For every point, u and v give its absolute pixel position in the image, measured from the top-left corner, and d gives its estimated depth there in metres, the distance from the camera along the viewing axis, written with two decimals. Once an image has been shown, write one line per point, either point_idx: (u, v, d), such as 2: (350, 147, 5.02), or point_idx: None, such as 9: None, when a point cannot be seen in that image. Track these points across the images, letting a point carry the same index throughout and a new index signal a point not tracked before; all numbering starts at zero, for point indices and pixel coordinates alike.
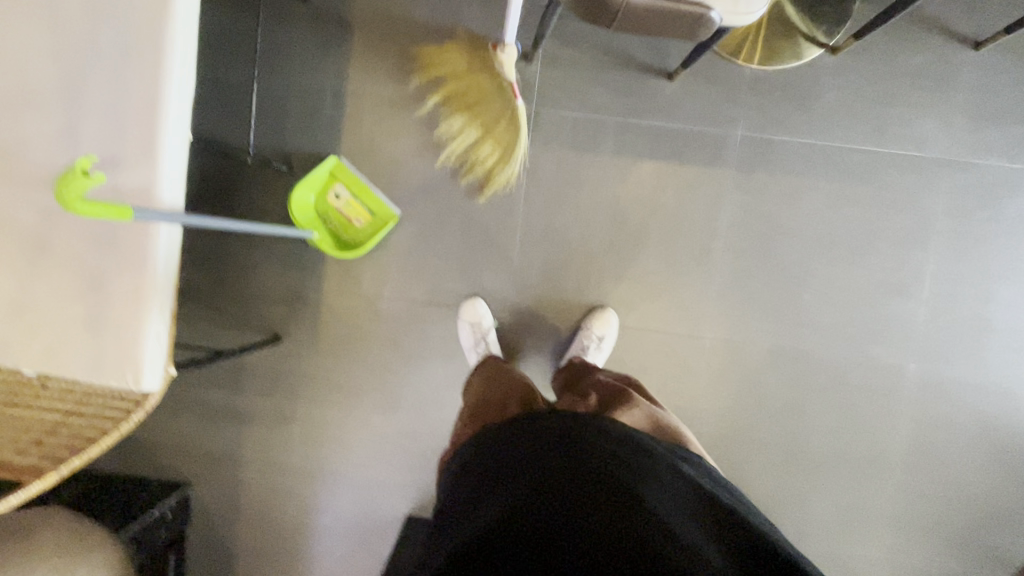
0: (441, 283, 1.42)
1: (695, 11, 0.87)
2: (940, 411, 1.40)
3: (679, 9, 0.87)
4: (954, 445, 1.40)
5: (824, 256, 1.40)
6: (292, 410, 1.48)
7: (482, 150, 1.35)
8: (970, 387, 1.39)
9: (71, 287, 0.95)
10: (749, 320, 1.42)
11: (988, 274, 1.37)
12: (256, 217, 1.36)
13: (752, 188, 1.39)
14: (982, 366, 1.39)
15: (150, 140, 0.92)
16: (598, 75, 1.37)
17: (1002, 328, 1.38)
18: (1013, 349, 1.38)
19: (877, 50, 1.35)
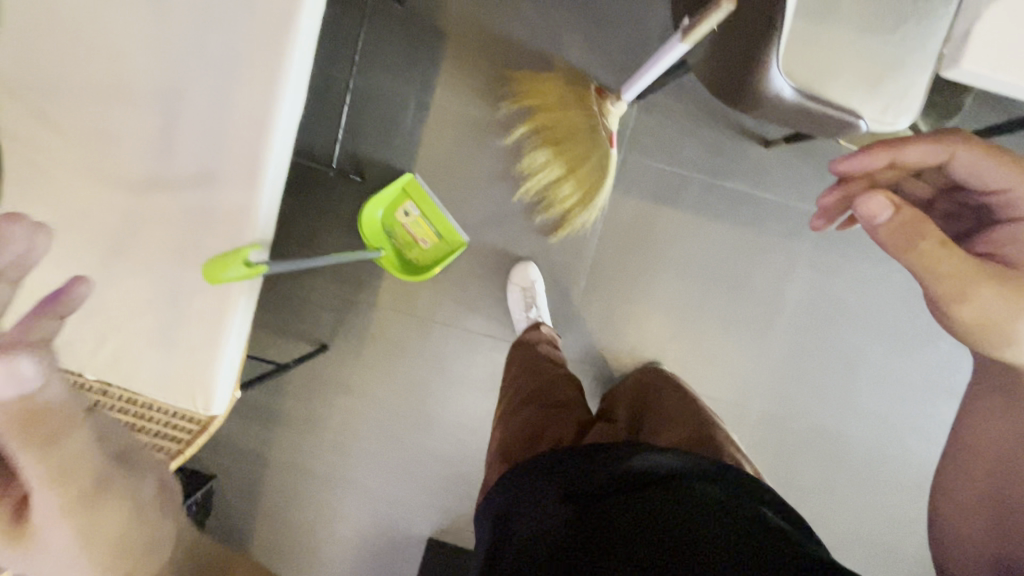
0: (497, 316, 1.38)
1: (848, 117, 0.83)
2: None
3: (836, 112, 0.82)
4: None
5: (885, 345, 1.37)
6: (319, 421, 1.41)
7: (563, 189, 1.29)
8: None
9: (144, 299, 0.89)
10: (799, 398, 1.38)
11: None
12: (321, 222, 1.31)
13: (826, 266, 1.35)
14: None
15: (251, 160, 0.86)
16: (692, 127, 1.31)
17: None
18: None
19: None
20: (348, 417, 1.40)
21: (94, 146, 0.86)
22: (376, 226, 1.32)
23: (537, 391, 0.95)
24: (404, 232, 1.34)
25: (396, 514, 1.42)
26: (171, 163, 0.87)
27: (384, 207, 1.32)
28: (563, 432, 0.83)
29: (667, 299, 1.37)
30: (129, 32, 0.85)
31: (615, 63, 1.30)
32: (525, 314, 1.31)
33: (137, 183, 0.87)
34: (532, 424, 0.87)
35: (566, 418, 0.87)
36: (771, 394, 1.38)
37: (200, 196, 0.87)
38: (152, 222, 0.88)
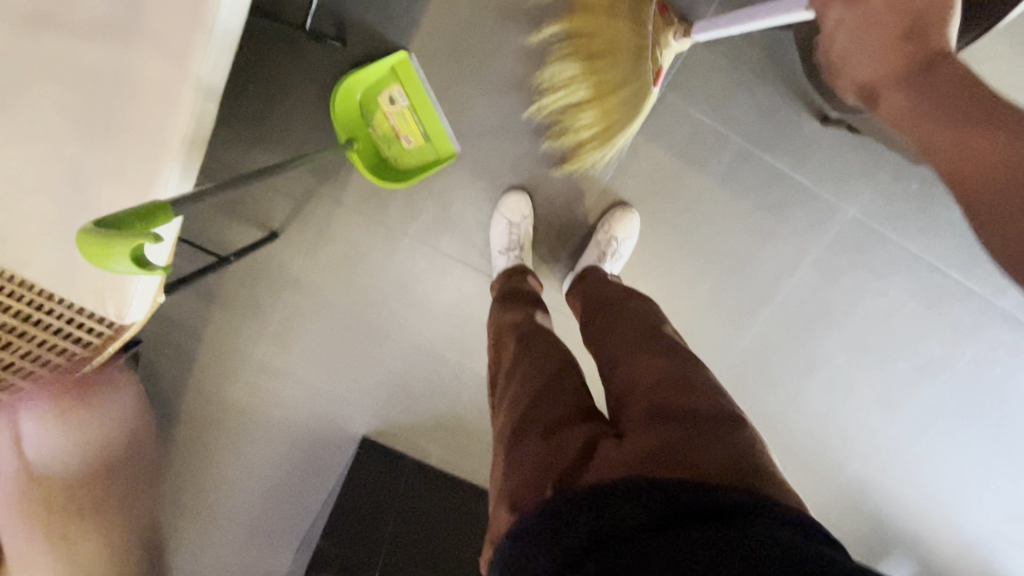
0: (476, 240, 1.24)
1: None
2: (880, 526, 1.42)
3: None
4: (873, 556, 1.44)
5: (853, 357, 1.33)
6: (259, 308, 1.28)
7: (585, 122, 1.08)
8: (914, 516, 1.41)
9: (37, 171, 0.68)
10: (758, 386, 1.35)
11: (987, 431, 1.37)
12: (287, 88, 1.07)
13: (830, 266, 1.26)
14: (933, 501, 1.40)
15: (188, 17, 0.64)
16: (747, 83, 1.15)
17: (968, 477, 1.39)
18: (969, 499, 1.40)
19: None
20: (292, 314, 1.29)
21: None
22: (354, 112, 1.10)
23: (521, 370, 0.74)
24: (385, 126, 1.11)
25: (324, 413, 1.35)
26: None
27: (368, 88, 1.08)
28: (568, 446, 0.60)
29: (660, 263, 1.26)
30: None
31: None
32: (505, 253, 1.15)
33: (23, 14, 0.63)
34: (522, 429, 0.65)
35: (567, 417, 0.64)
36: (732, 380, 1.34)
37: (111, 53, 0.64)
38: (43, 75, 0.65)
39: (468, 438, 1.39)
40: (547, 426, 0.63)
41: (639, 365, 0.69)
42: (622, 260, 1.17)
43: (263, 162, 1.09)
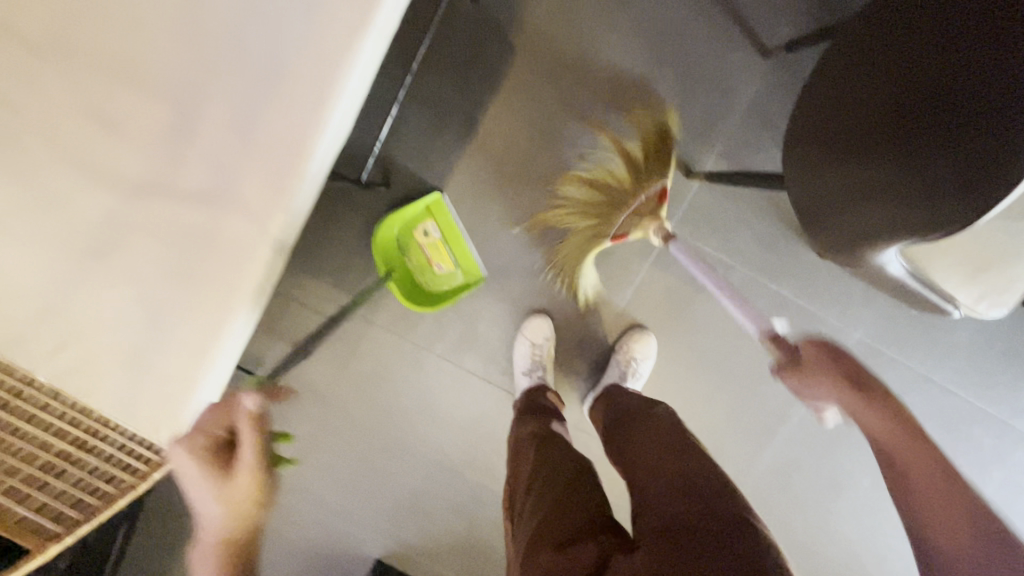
0: (498, 359, 1.29)
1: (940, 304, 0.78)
2: None
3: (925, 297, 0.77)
4: None
5: (876, 479, 1.32)
6: (284, 422, 1.31)
7: (562, 241, 1.20)
8: None
9: (122, 311, 0.77)
10: (781, 508, 1.32)
11: None
12: (335, 223, 1.20)
13: (841, 387, 1.30)
14: None
15: (272, 190, 0.73)
16: (753, 218, 1.23)
17: None
18: None
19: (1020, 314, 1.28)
20: (317, 428, 1.31)
21: (92, 130, 0.72)
22: (391, 243, 1.20)
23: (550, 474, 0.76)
24: (418, 254, 1.22)
25: (339, 533, 1.32)
26: (179, 169, 0.73)
27: (405, 223, 1.20)
28: (584, 560, 0.62)
29: (675, 382, 1.29)
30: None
31: (691, 129, 1.17)
32: (526, 373, 1.20)
33: (133, 182, 0.73)
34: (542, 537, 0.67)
35: (587, 528, 0.66)
36: (756, 501, 1.32)
37: (202, 215, 0.74)
38: (143, 231, 0.74)
39: (485, 562, 1.34)
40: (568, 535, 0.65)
41: (664, 473, 0.71)
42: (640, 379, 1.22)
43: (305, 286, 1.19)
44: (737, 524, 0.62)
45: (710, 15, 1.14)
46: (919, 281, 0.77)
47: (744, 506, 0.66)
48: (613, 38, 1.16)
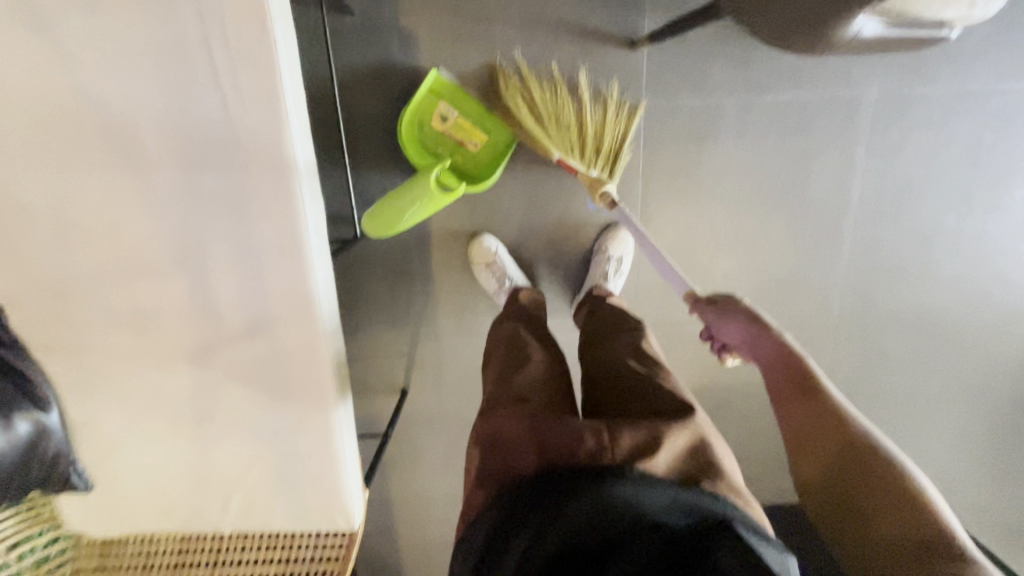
0: (560, 301, 1.34)
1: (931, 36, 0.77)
2: None
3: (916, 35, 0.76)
4: None
5: (959, 211, 1.29)
6: (422, 453, 1.43)
7: (526, 99, 1.10)
8: None
9: (254, 450, 0.87)
10: (878, 287, 1.34)
11: None
12: (363, 276, 1.28)
13: (885, 152, 1.24)
14: None
15: (301, 293, 0.79)
16: (716, 48, 1.16)
17: None
18: None
19: None
20: (450, 445, 1.42)
21: (139, 330, 0.80)
22: (419, 143, 1.15)
23: (543, 374, 0.90)
24: (452, 142, 1.16)
25: None
26: (219, 322, 0.80)
27: (415, 116, 1.13)
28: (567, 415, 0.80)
29: (726, 236, 1.29)
30: (118, 201, 0.74)
31: (609, 5, 1.12)
32: (500, 289, 1.22)
33: (195, 351, 0.82)
34: (495, 487, 0.73)
35: (636, 423, 0.75)
36: (855, 297, 1.34)
37: (261, 346, 0.81)
38: (227, 382, 0.83)
39: None
40: (634, 446, 0.72)
41: (628, 351, 0.93)
42: (621, 276, 1.26)
43: (381, 329, 1.32)
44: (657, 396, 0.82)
45: None
46: (900, 25, 0.74)
47: (680, 388, 0.85)
48: None
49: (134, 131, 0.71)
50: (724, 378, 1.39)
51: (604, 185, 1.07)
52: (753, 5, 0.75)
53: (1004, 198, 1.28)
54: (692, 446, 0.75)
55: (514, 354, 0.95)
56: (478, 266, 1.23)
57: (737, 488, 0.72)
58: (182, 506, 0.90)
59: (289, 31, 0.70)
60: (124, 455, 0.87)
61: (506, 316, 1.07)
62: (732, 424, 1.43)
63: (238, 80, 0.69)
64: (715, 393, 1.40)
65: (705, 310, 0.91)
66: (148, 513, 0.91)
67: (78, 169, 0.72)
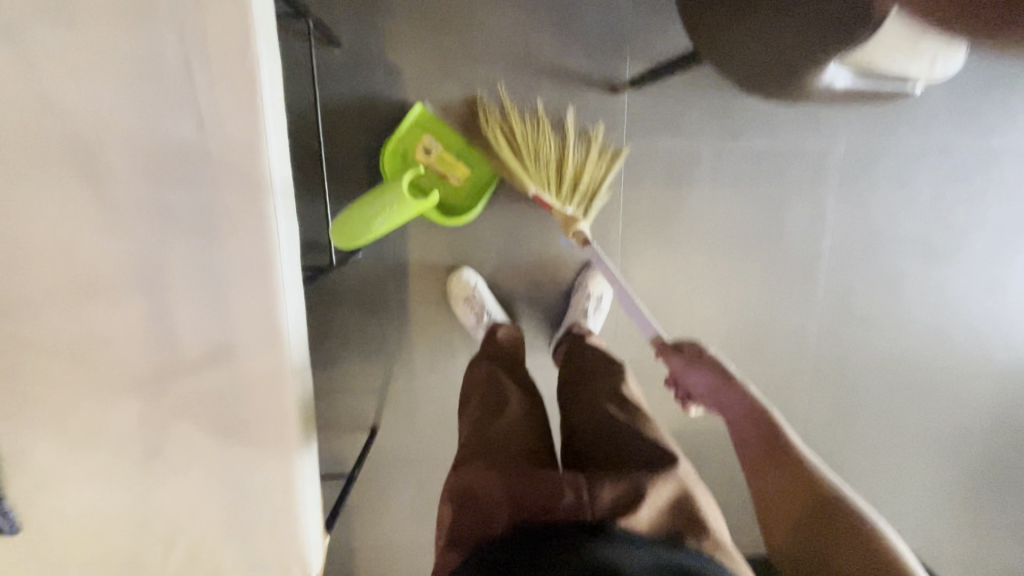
0: (538, 338, 1.32)
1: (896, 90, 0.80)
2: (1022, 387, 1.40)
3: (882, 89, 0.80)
4: None
5: (926, 260, 1.33)
6: (389, 496, 1.35)
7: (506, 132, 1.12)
8: None
9: (205, 490, 0.81)
10: (851, 333, 1.35)
11: None
12: (337, 306, 1.24)
13: (854, 201, 1.29)
14: None
15: (267, 320, 0.75)
16: (694, 97, 1.21)
17: None
18: None
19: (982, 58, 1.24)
20: (420, 488, 1.35)
21: (88, 354, 0.75)
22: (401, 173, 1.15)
23: (520, 416, 0.86)
24: (434, 174, 1.16)
25: None
26: (178, 347, 0.75)
27: (399, 146, 1.13)
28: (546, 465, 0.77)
29: (705, 278, 1.29)
30: (77, 215, 0.70)
31: (592, 50, 1.16)
32: (478, 323, 1.20)
33: (148, 378, 0.76)
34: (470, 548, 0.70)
35: (618, 476, 0.72)
36: (830, 342, 1.35)
37: (220, 374, 0.77)
38: (181, 413, 0.78)
39: None
40: (615, 501, 0.69)
41: (607, 393, 0.91)
42: (600, 315, 1.25)
43: (353, 362, 1.27)
44: (639, 444, 0.80)
45: None
46: (869, 77, 0.78)
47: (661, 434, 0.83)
48: (488, 4, 1.12)
49: (102, 145, 0.68)
50: (704, 421, 1.36)
51: (577, 222, 1.06)
52: (728, 54, 0.77)
53: (967, 249, 1.33)
54: (675, 499, 0.73)
55: (491, 393, 0.91)
56: (457, 300, 1.21)
57: (725, 548, 0.70)
58: (119, 553, 0.82)
59: (274, 55, 0.70)
60: (57, 493, 0.79)
61: (483, 354, 1.04)
62: (712, 469, 1.39)
63: (216, 97, 0.67)
64: (695, 437, 1.37)
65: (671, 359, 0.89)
66: (80, 561, 0.82)
67: (38, 181, 0.69)
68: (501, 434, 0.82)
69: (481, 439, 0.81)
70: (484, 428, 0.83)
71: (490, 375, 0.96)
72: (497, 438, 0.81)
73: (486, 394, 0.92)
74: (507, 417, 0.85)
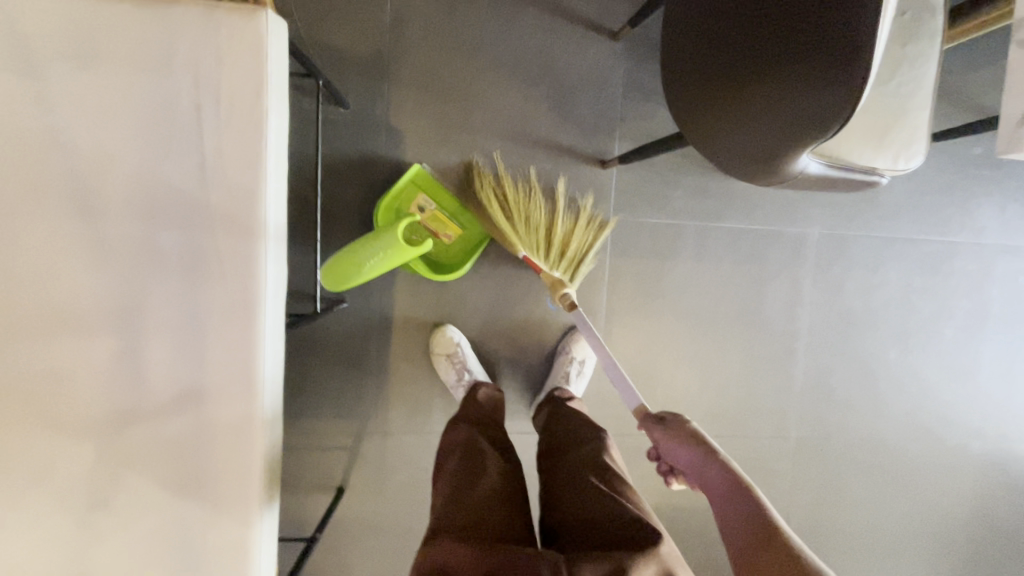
0: (519, 401, 1.29)
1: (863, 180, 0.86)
2: (998, 476, 1.40)
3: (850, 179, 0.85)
4: (1012, 510, 1.41)
5: (899, 344, 1.37)
6: (350, 567, 1.25)
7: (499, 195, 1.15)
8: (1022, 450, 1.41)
9: (150, 549, 0.74)
10: (830, 413, 1.36)
11: None
12: (316, 357, 1.22)
13: (829, 283, 1.34)
14: None
15: (244, 365, 0.73)
16: (677, 176, 1.28)
17: None
18: None
19: (939, 159, 1.35)
20: (385, 559, 1.26)
21: (46, 392, 0.71)
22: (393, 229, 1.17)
23: (497, 483, 0.83)
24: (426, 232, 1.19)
25: None
26: (145, 388, 0.72)
27: (393, 204, 1.16)
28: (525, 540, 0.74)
29: (687, 349, 1.31)
30: (62, 247, 0.69)
31: (584, 128, 1.24)
32: (459, 382, 1.18)
33: (107, 420, 0.72)
34: None
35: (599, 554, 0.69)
36: (810, 421, 1.35)
37: (185, 420, 0.73)
38: (136, 461, 0.73)
39: None
40: None
41: (588, 463, 0.88)
42: (583, 380, 1.24)
43: (326, 416, 1.23)
44: (620, 518, 0.77)
45: (562, 26, 1.22)
46: (838, 167, 0.83)
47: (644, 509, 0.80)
48: (488, 80, 1.20)
49: (99, 181, 0.69)
50: (687, 499, 1.32)
51: (564, 287, 1.08)
52: (710, 133, 0.84)
53: (937, 335, 1.38)
54: None
55: (467, 456, 0.88)
56: (438, 357, 1.19)
57: None
58: None
59: (282, 109, 0.73)
60: None
61: (462, 415, 1.01)
62: (693, 551, 1.33)
63: (222, 143, 0.70)
64: (676, 515, 1.32)
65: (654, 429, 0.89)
66: None
67: (26, 211, 0.68)
68: (477, 503, 0.78)
69: (456, 507, 0.77)
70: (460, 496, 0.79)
71: (468, 437, 0.93)
72: (473, 508, 0.77)
73: (463, 457, 0.88)
74: (484, 484, 0.81)
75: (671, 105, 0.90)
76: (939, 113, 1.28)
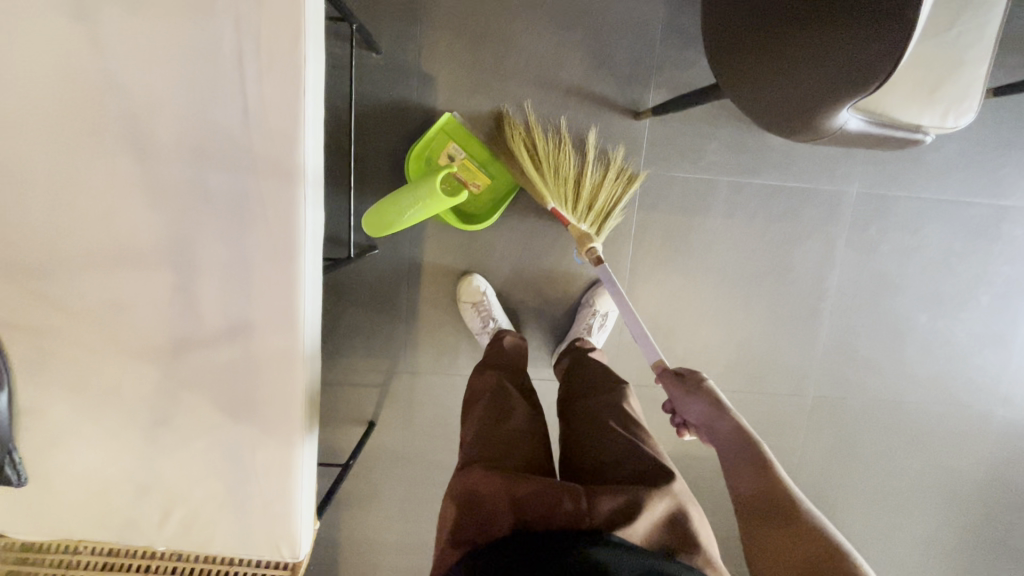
0: (541, 349, 1.34)
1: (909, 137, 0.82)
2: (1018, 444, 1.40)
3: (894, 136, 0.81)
4: None
5: (931, 309, 1.34)
6: (379, 493, 1.36)
7: (528, 145, 1.15)
8: None
9: (206, 462, 0.83)
10: (851, 374, 1.36)
11: None
12: (349, 300, 1.28)
13: (863, 245, 1.31)
14: None
15: (286, 302, 0.79)
16: (713, 129, 1.25)
17: None
18: None
19: (998, 117, 1.27)
20: (411, 487, 1.36)
21: (112, 319, 0.78)
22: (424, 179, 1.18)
23: (522, 423, 0.88)
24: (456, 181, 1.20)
25: None
26: (198, 320, 0.79)
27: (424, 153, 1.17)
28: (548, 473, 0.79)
29: (710, 306, 1.32)
30: (119, 186, 0.74)
31: (618, 77, 1.21)
32: (484, 329, 1.23)
33: (166, 347, 0.79)
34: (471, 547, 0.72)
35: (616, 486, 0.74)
36: (829, 381, 1.36)
37: (234, 350, 0.80)
38: (193, 384, 0.80)
39: None
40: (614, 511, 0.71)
41: (608, 410, 0.93)
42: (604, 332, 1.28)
43: (358, 355, 1.30)
44: (637, 459, 0.82)
45: None
46: (882, 124, 0.80)
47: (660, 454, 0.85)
48: (522, 24, 1.17)
49: (151, 123, 0.73)
50: (698, 449, 1.37)
51: (591, 240, 1.09)
52: (746, 82, 0.82)
53: (971, 302, 1.34)
54: (671, 515, 0.75)
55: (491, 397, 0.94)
56: (465, 304, 1.23)
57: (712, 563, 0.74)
58: (117, 516, 0.84)
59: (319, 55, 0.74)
60: (64, 452, 0.81)
61: (489, 361, 1.06)
62: (701, 497, 1.40)
63: (263, 88, 0.72)
64: (688, 464, 1.38)
65: (671, 383, 0.91)
66: (78, 520, 0.84)
67: (86, 150, 0.73)
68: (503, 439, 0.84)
69: (484, 442, 0.83)
70: (488, 433, 0.85)
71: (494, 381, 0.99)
72: (499, 443, 0.83)
73: (490, 399, 0.94)
74: (509, 424, 0.87)
75: (709, 51, 0.88)
76: (1003, 67, 1.20)
